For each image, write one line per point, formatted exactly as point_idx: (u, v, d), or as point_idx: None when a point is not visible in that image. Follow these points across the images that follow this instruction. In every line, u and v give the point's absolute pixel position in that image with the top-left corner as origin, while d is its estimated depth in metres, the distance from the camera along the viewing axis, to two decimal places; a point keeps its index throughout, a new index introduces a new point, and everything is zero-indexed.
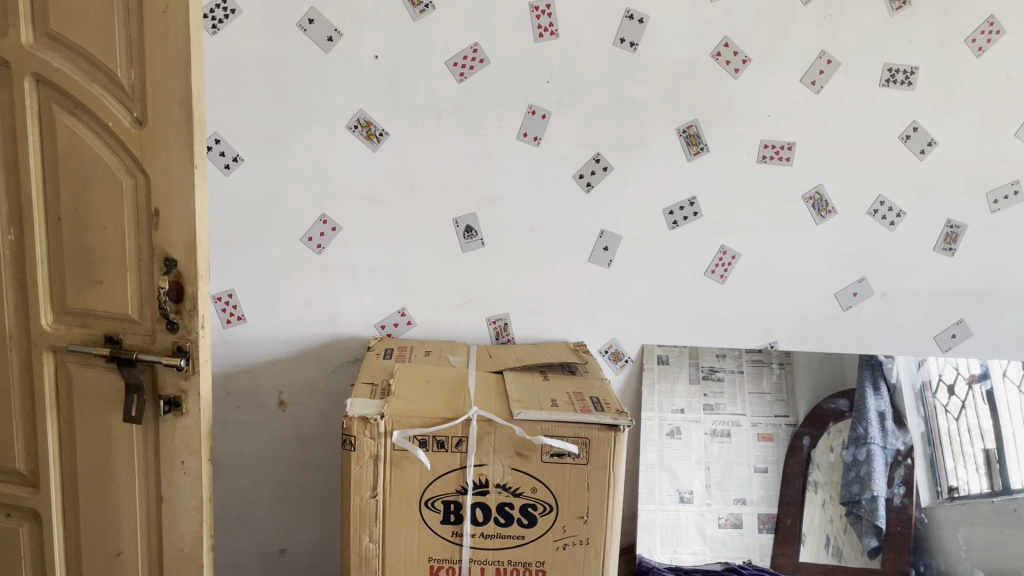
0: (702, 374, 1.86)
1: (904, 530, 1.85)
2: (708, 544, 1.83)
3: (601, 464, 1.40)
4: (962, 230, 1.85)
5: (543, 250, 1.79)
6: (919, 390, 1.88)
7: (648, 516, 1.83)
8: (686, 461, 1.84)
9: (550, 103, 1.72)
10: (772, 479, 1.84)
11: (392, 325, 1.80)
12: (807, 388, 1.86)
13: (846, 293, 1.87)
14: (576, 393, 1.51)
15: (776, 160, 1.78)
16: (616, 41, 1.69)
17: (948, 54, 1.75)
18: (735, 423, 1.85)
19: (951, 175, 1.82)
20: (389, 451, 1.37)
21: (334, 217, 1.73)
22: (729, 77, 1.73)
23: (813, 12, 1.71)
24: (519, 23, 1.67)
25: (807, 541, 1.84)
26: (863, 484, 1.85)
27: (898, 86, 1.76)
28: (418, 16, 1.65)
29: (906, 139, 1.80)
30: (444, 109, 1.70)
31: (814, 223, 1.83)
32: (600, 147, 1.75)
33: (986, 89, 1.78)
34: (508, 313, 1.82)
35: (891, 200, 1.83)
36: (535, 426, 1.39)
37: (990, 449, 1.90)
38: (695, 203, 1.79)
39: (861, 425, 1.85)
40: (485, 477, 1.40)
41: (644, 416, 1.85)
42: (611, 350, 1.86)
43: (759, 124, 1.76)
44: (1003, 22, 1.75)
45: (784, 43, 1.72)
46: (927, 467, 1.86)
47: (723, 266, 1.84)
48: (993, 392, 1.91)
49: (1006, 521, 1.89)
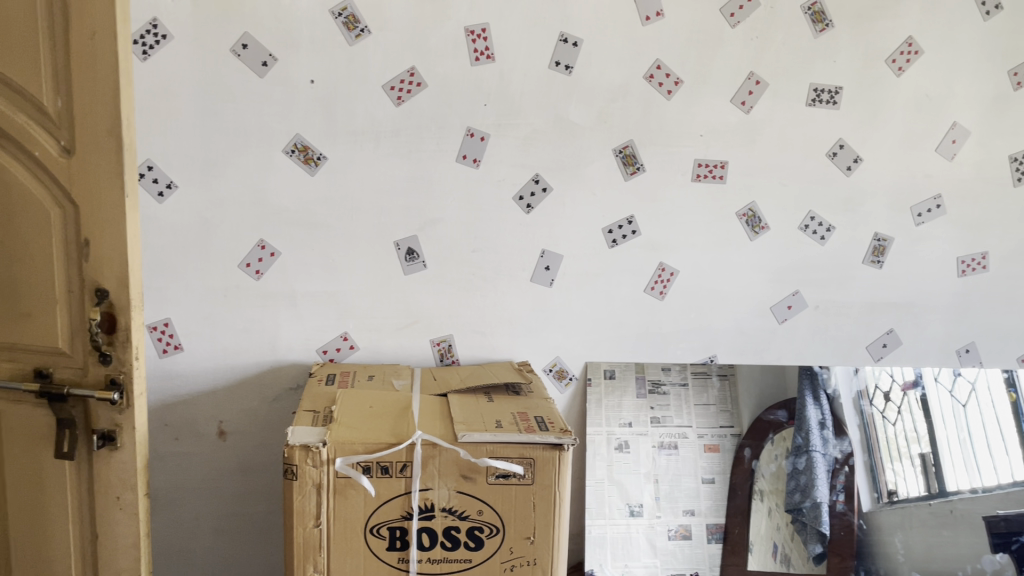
0: (648, 388, 1.87)
1: (847, 536, 1.87)
2: (658, 557, 1.83)
3: (547, 484, 1.41)
4: (889, 243, 1.92)
5: (485, 271, 1.80)
6: (856, 398, 1.93)
7: (598, 531, 1.83)
8: (635, 475, 1.84)
9: (488, 126, 1.73)
10: (719, 490, 1.85)
11: (334, 350, 1.78)
12: (750, 398, 1.89)
13: (781, 307, 1.92)
14: (520, 413, 1.52)
15: (710, 179, 1.83)
16: (551, 65, 1.72)
17: (870, 74, 1.82)
18: (682, 435, 1.86)
19: (876, 190, 1.89)
20: (333, 479, 1.35)
21: (272, 243, 1.71)
22: (662, 98, 1.77)
23: (741, 34, 1.76)
24: (454, 47, 1.68)
25: (754, 549, 1.85)
26: (806, 492, 1.86)
27: (824, 105, 1.83)
28: (354, 40, 1.65)
29: (833, 156, 1.85)
30: (382, 132, 1.70)
31: (748, 238, 1.87)
32: (538, 168, 1.77)
33: (906, 107, 1.85)
34: (452, 335, 1.82)
35: (821, 215, 1.88)
36: (480, 448, 1.39)
37: (926, 453, 1.93)
38: (633, 222, 1.82)
39: (801, 434, 1.88)
40: (431, 501, 1.39)
41: (591, 431, 1.86)
42: (556, 368, 1.88)
43: (692, 143, 1.80)
44: (921, 42, 1.83)
45: (714, 65, 1.77)
46: (866, 472, 1.89)
47: (663, 282, 1.87)
48: (926, 397, 1.96)
49: (943, 522, 1.92)
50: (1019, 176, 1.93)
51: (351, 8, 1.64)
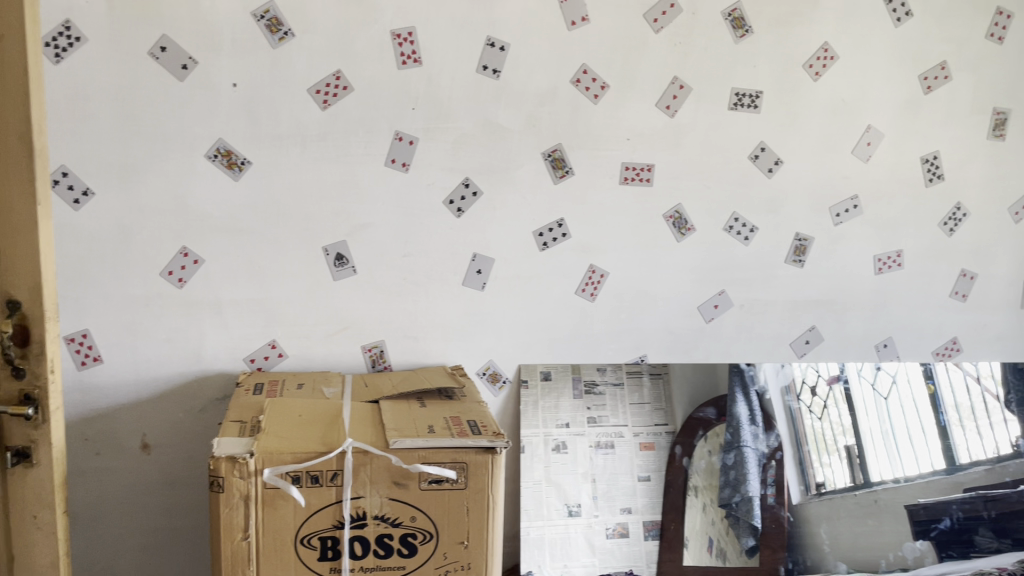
0: (584, 389, 1.88)
1: (778, 529, 1.89)
2: (596, 556, 1.82)
3: (480, 487, 1.42)
4: (809, 243, 1.98)
5: (416, 276, 1.79)
6: (784, 393, 1.97)
7: (536, 532, 1.80)
8: (572, 475, 1.83)
9: (417, 130, 1.72)
10: (655, 487, 1.86)
11: (262, 358, 1.74)
12: (683, 396, 1.91)
13: (708, 306, 1.96)
14: (453, 417, 1.52)
15: (637, 182, 1.85)
16: (478, 69, 1.73)
17: (788, 79, 1.88)
18: (618, 434, 1.86)
19: (797, 191, 1.94)
20: (261, 490, 1.33)
21: (195, 250, 1.67)
22: (589, 102, 1.79)
23: (664, 39, 1.80)
24: (380, 51, 1.67)
25: (689, 544, 1.85)
26: (737, 487, 1.89)
27: (746, 109, 1.87)
28: (277, 43, 1.63)
29: (755, 158, 1.90)
30: (308, 136, 1.68)
31: (675, 240, 1.90)
32: (468, 172, 1.77)
33: (823, 111, 1.92)
34: (383, 340, 1.79)
35: (745, 216, 1.93)
36: (412, 454, 1.39)
37: (851, 445, 1.98)
38: (563, 225, 1.84)
39: (732, 430, 1.91)
40: (362, 510, 1.38)
41: (527, 432, 1.84)
42: (489, 371, 1.87)
43: (619, 147, 1.83)
44: (836, 48, 1.89)
45: (638, 70, 1.80)
46: (795, 465, 1.93)
47: (593, 284, 1.89)
48: (851, 390, 2.01)
49: (868, 512, 1.95)
50: (931, 177, 2.01)
51: (274, 11, 1.62)
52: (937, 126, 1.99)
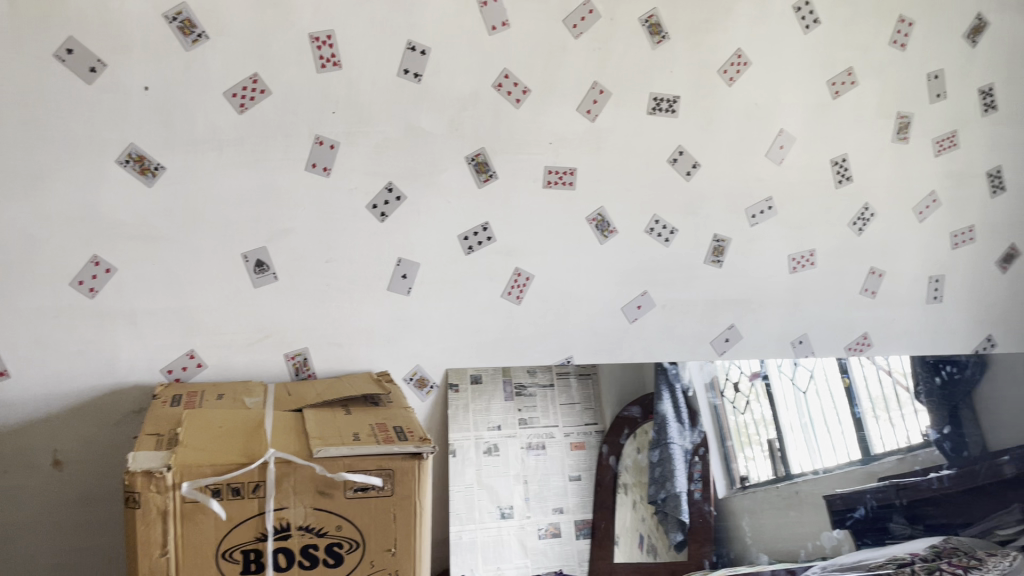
0: (515, 391, 1.88)
1: (705, 523, 1.93)
2: (530, 557, 1.80)
3: (407, 493, 1.41)
4: (727, 243, 2.03)
5: (339, 281, 1.77)
6: (708, 390, 2.02)
7: (469, 536, 1.78)
8: (504, 477, 1.83)
9: (337, 134, 1.71)
10: (585, 486, 1.87)
11: (180, 369, 1.68)
12: (611, 396, 1.94)
13: (631, 307, 1.99)
14: (379, 424, 1.51)
15: (560, 185, 1.87)
16: (399, 73, 1.72)
17: (704, 84, 1.93)
18: (549, 435, 1.87)
19: (715, 194, 1.99)
20: (179, 504, 1.30)
21: (107, 258, 1.61)
22: (511, 106, 1.80)
23: (583, 45, 1.83)
24: (299, 54, 1.65)
25: (620, 541, 1.86)
26: (663, 483, 1.92)
27: (664, 113, 1.91)
28: (191, 46, 1.59)
29: (674, 162, 1.94)
30: (225, 141, 1.64)
31: (598, 242, 1.93)
32: (391, 176, 1.76)
33: (739, 115, 1.97)
34: (307, 348, 1.76)
35: (665, 218, 1.97)
36: (337, 463, 1.37)
37: (773, 438, 2.04)
38: (488, 228, 1.84)
39: (659, 428, 1.95)
40: (286, 521, 1.36)
41: (458, 436, 1.83)
42: (416, 376, 1.85)
43: (541, 151, 1.84)
44: (749, 54, 1.95)
45: (559, 75, 1.82)
46: (720, 460, 1.97)
47: (519, 287, 1.90)
48: (771, 386, 2.07)
49: (790, 503, 2.01)
50: (841, 178, 2.09)
51: (187, 13, 1.58)
52: (846, 129, 2.07)
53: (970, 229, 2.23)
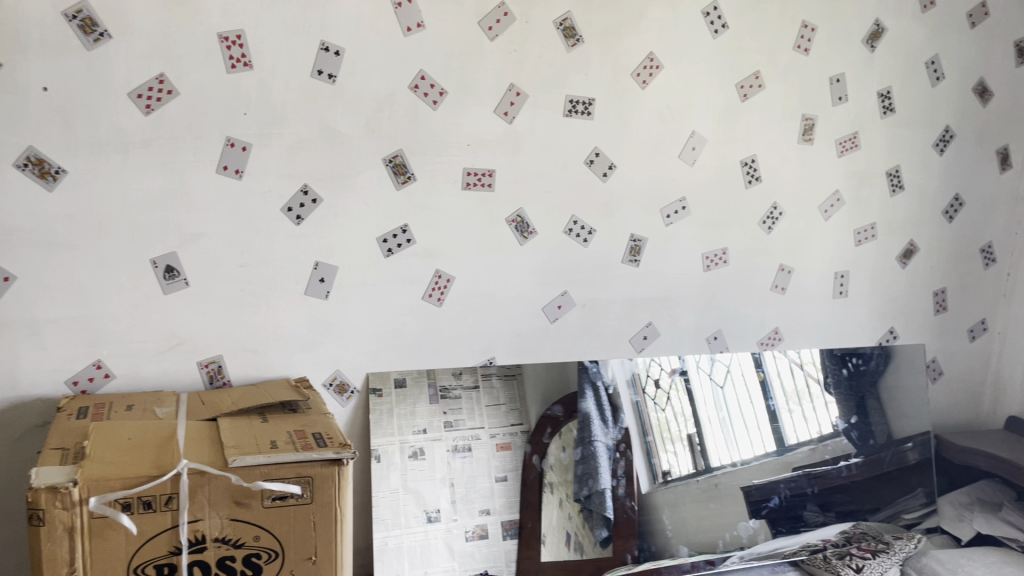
0: (440, 394, 1.88)
1: (629, 518, 1.98)
2: (456, 560, 1.81)
3: (326, 500, 1.39)
4: (643, 243, 2.07)
5: (255, 286, 1.73)
6: (631, 387, 2.05)
7: (395, 541, 1.77)
8: (430, 481, 1.82)
9: (250, 136, 1.67)
10: (512, 487, 1.88)
11: (87, 380, 1.63)
12: (536, 396, 1.95)
13: (552, 307, 2.01)
14: (297, 431, 1.48)
15: (478, 187, 1.88)
16: (313, 73, 1.69)
17: (619, 87, 1.96)
18: (475, 437, 1.87)
19: (631, 194, 2.03)
20: (87, 520, 1.25)
21: (5, 266, 1.54)
22: (428, 108, 1.80)
23: (499, 47, 1.83)
24: (207, 54, 1.61)
25: (547, 540, 1.88)
26: (588, 480, 1.94)
27: (580, 115, 1.94)
28: (92, 45, 1.53)
29: (590, 163, 1.97)
30: (131, 143, 1.59)
31: (518, 243, 1.94)
32: (306, 179, 1.73)
33: (653, 117, 2.01)
34: (222, 356, 1.72)
35: (582, 219, 1.99)
36: (254, 472, 1.34)
37: (693, 433, 2.08)
38: (407, 231, 1.83)
39: (583, 426, 1.97)
40: (201, 533, 1.32)
41: (383, 441, 1.81)
42: (336, 382, 1.83)
43: (459, 152, 1.84)
44: (661, 58, 1.99)
45: (475, 77, 1.83)
46: (643, 455, 2.01)
47: (440, 289, 1.89)
48: (691, 382, 2.12)
49: (710, 496, 2.07)
50: (750, 179, 2.15)
51: (88, 11, 1.52)
52: (756, 131, 2.13)
53: (871, 226, 2.32)
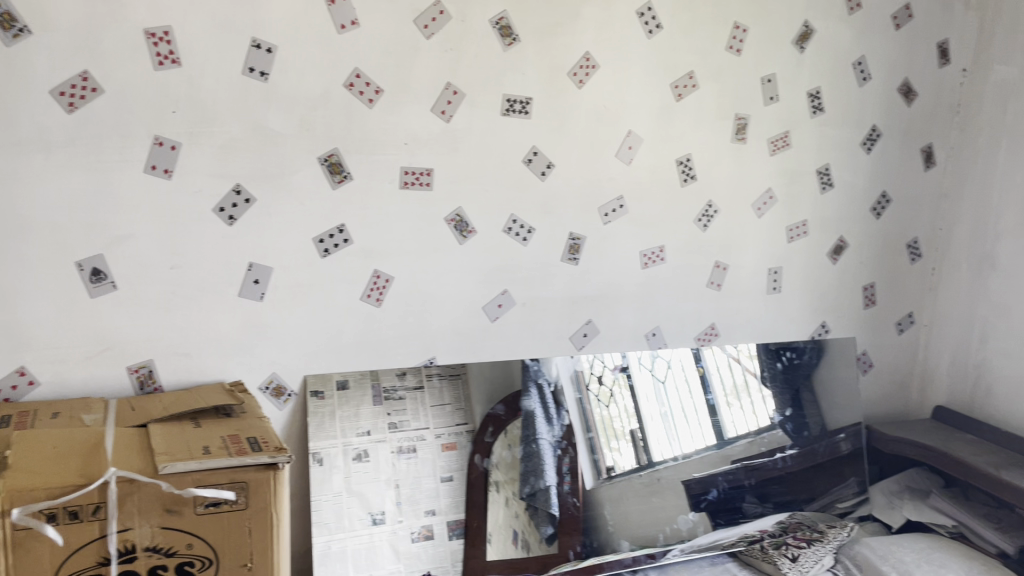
0: (384, 395, 1.87)
1: (574, 514, 1.99)
2: (402, 562, 1.80)
3: (262, 506, 1.37)
4: (582, 241, 2.08)
5: (186, 289, 1.69)
6: (575, 385, 2.06)
7: (339, 545, 1.75)
8: (375, 483, 1.80)
9: (179, 134, 1.63)
10: (457, 486, 1.88)
11: (10, 388, 1.57)
12: (481, 395, 1.95)
13: (492, 306, 2.01)
14: (231, 435, 1.45)
15: (416, 186, 1.87)
16: (244, 71, 1.66)
17: (556, 86, 1.97)
18: (420, 437, 1.87)
19: (569, 193, 2.04)
20: (10, 532, 1.21)
21: None
22: (364, 106, 1.78)
23: (435, 45, 1.82)
24: (133, 51, 1.56)
25: (493, 538, 1.88)
26: (533, 478, 1.95)
27: (517, 115, 1.94)
28: (11, 41, 1.48)
29: (528, 162, 1.98)
30: (54, 142, 1.54)
31: (457, 243, 1.94)
32: (239, 178, 1.70)
33: (589, 116, 2.03)
34: (152, 360, 1.68)
35: (522, 218, 2.00)
36: (185, 478, 1.31)
37: (635, 429, 2.11)
38: (344, 230, 1.81)
39: (527, 424, 1.97)
40: (131, 542, 1.29)
41: (325, 444, 1.79)
42: (272, 385, 1.80)
43: (396, 151, 1.83)
44: (597, 57, 2.01)
45: (411, 76, 1.81)
46: (588, 452, 2.03)
47: (378, 290, 1.87)
48: (633, 378, 2.14)
49: (653, 490, 2.10)
50: (686, 177, 2.19)
51: (5, 6, 1.47)
52: (691, 130, 2.17)
53: (803, 223, 2.38)
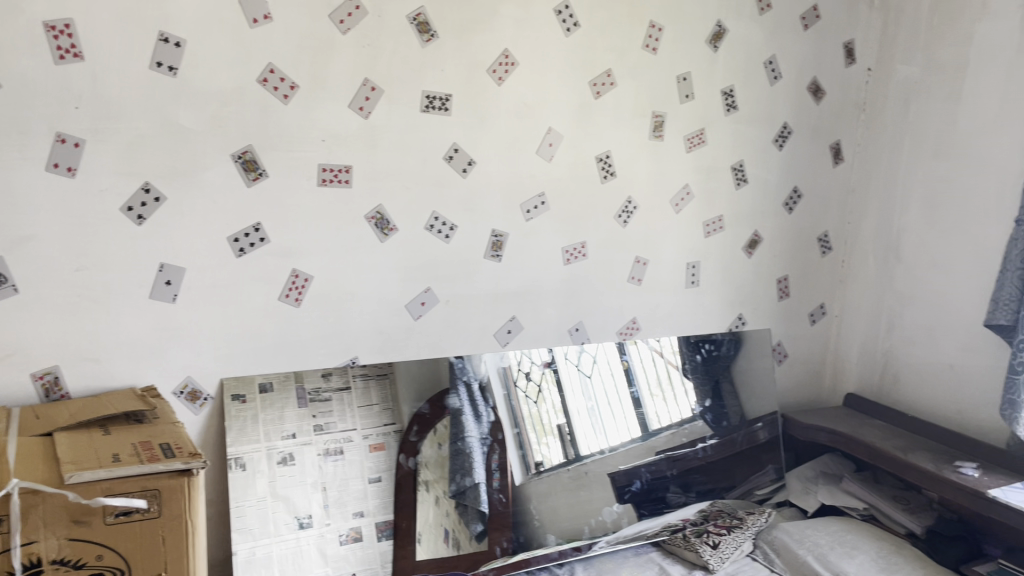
0: (309, 397, 1.84)
1: (503, 510, 2.00)
2: (330, 565, 1.78)
3: (175, 514, 1.33)
4: (505, 238, 2.09)
5: (93, 291, 1.63)
6: (503, 381, 2.07)
7: (264, 551, 1.73)
8: (301, 486, 1.78)
9: (83, 131, 1.57)
10: (386, 487, 1.87)
11: None
12: (409, 394, 1.94)
13: (415, 304, 2.00)
14: (143, 442, 1.41)
15: (335, 183, 1.84)
16: (152, 65, 1.61)
17: (475, 83, 1.97)
18: (347, 439, 1.85)
19: (491, 190, 2.05)
20: None
21: None
22: (279, 102, 1.75)
23: (352, 41, 1.80)
24: (31, 44, 1.50)
25: (423, 538, 1.89)
26: (462, 476, 1.96)
27: (437, 111, 1.93)
28: None
29: (449, 159, 1.97)
30: None
31: (378, 241, 1.92)
32: (148, 176, 1.64)
33: (509, 114, 2.03)
34: (58, 366, 1.62)
35: (444, 215, 1.99)
36: (94, 487, 1.27)
37: (562, 423, 2.12)
38: (260, 229, 1.77)
39: (456, 422, 1.98)
40: (36, 556, 1.24)
41: (249, 449, 1.76)
42: (187, 390, 1.75)
43: (314, 148, 1.80)
44: (517, 54, 2.01)
45: (328, 71, 1.79)
46: (516, 448, 2.04)
47: (297, 289, 1.84)
48: (560, 373, 2.16)
49: (580, 484, 2.12)
50: (606, 174, 2.21)
51: None
52: (610, 128, 2.20)
53: (719, 218, 2.43)
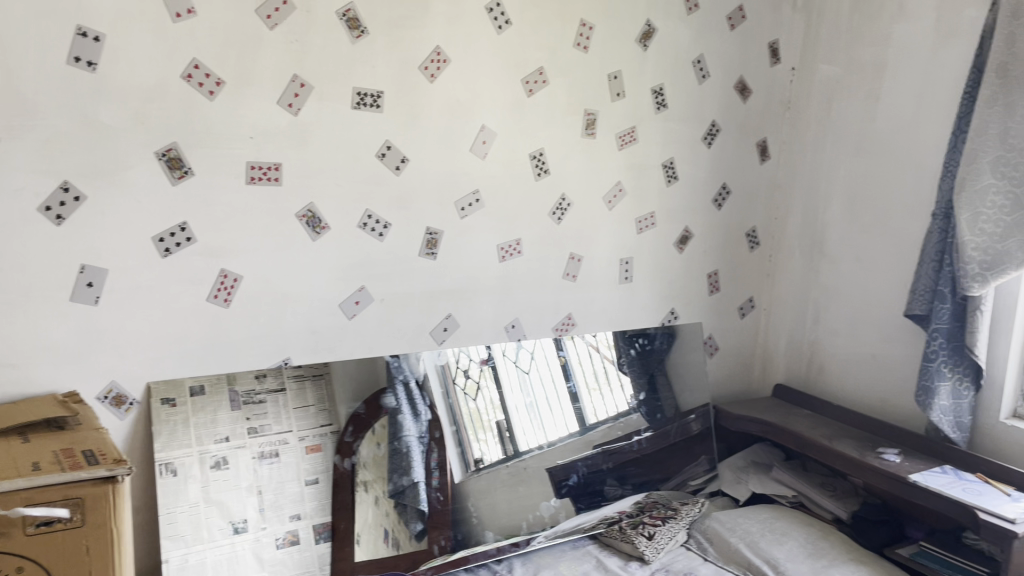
0: (242, 399, 1.81)
1: (442, 508, 2.00)
2: (266, 570, 1.76)
3: (100, 522, 1.31)
4: (439, 236, 2.08)
5: (9, 295, 1.57)
6: (441, 378, 2.06)
7: (197, 558, 1.69)
8: (235, 491, 1.75)
9: None
10: (323, 489, 1.86)
11: None
12: (346, 395, 1.92)
13: (349, 303, 1.98)
14: (65, 449, 1.37)
15: (264, 181, 1.81)
16: (69, 60, 1.56)
17: (407, 81, 1.96)
18: (282, 441, 1.83)
19: (424, 187, 2.04)
20: None
21: None
22: (204, 98, 1.71)
23: (279, 36, 1.77)
24: None
25: (362, 539, 1.88)
26: (400, 475, 1.95)
27: (368, 108, 1.92)
28: None
29: (382, 156, 1.96)
30: None
31: (310, 239, 1.89)
32: (66, 174, 1.59)
33: (442, 111, 2.03)
34: None
35: (377, 213, 1.97)
36: (14, 497, 1.26)
37: (500, 420, 2.13)
38: (186, 228, 1.73)
39: (393, 421, 1.97)
40: None
41: (181, 454, 1.72)
42: (112, 395, 1.70)
43: (242, 145, 1.77)
44: (448, 52, 2.01)
45: (255, 67, 1.75)
46: (455, 446, 2.04)
47: (226, 290, 1.80)
48: (498, 370, 2.16)
49: (518, 480, 2.14)
50: (539, 172, 2.23)
51: None
52: (543, 125, 2.21)
53: (651, 215, 2.47)
